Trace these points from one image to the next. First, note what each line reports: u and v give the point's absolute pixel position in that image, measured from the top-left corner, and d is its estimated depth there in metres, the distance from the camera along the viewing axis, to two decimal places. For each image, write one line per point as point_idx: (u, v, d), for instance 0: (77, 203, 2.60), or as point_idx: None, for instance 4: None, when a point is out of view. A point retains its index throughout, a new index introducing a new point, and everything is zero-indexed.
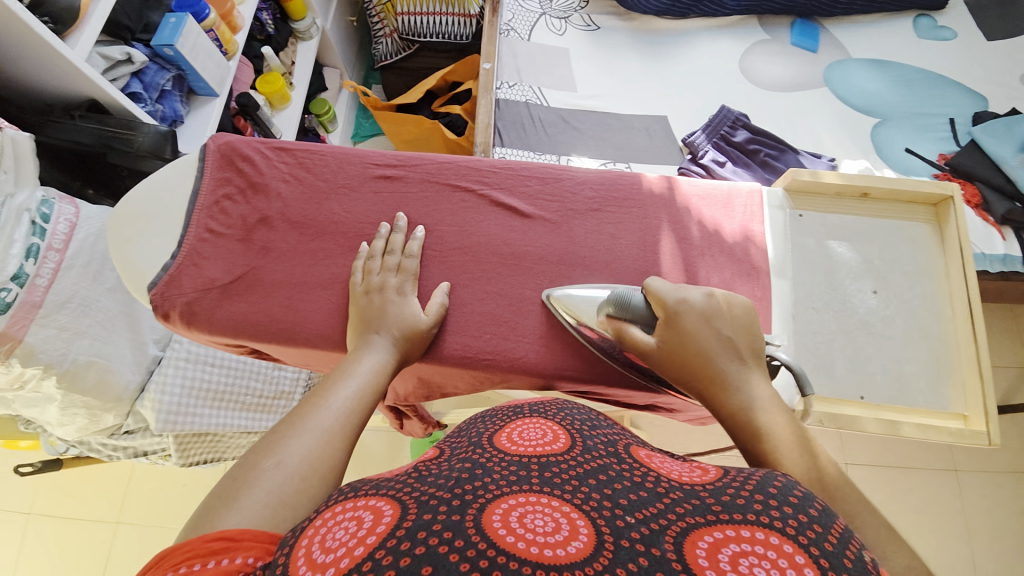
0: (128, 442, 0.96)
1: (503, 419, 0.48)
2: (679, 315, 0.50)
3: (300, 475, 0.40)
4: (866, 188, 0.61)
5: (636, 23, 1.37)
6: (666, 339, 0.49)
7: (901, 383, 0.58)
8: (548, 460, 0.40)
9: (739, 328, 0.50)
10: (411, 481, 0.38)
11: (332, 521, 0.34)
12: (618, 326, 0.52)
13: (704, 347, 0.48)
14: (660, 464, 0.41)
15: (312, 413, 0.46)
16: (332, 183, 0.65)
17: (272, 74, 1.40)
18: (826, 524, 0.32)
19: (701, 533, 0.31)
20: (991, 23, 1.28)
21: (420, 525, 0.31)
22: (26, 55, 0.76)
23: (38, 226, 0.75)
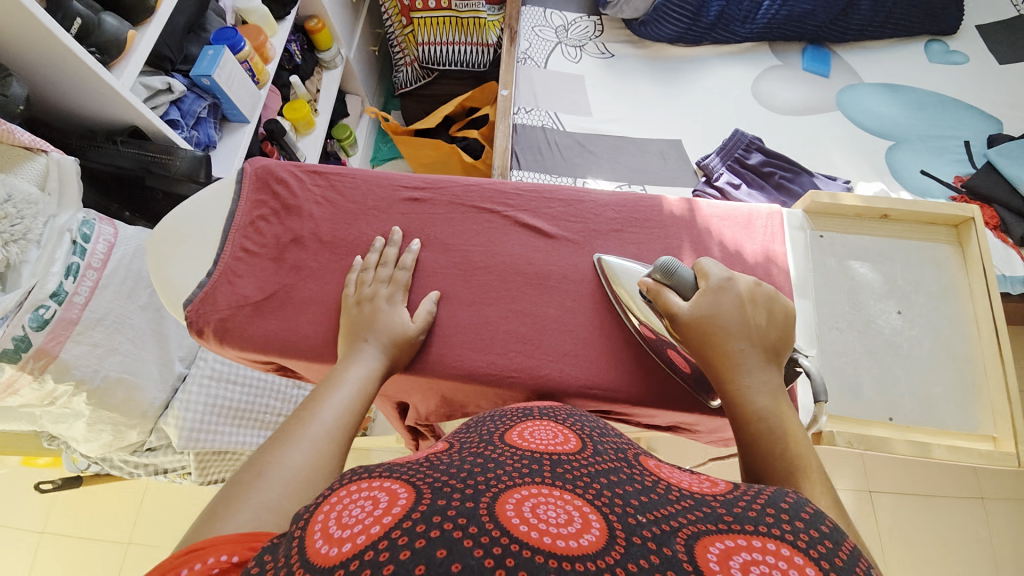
0: (150, 459, 0.97)
1: (513, 419, 0.49)
2: (719, 294, 0.51)
3: (285, 480, 0.42)
4: (886, 210, 0.62)
5: (649, 50, 1.41)
6: (704, 314, 0.51)
7: (929, 404, 0.57)
8: (560, 458, 0.40)
9: (773, 327, 0.51)
10: (423, 465, 0.37)
11: (347, 499, 0.33)
12: (657, 289, 0.54)
13: (730, 332, 0.50)
14: (668, 475, 0.41)
15: (301, 425, 0.48)
16: (363, 204, 0.68)
17: (298, 101, 1.46)
18: (836, 539, 0.32)
19: (711, 539, 0.31)
20: (1003, 48, 1.30)
21: (437, 510, 0.30)
22: (75, 85, 0.81)
23: (78, 246, 0.77)
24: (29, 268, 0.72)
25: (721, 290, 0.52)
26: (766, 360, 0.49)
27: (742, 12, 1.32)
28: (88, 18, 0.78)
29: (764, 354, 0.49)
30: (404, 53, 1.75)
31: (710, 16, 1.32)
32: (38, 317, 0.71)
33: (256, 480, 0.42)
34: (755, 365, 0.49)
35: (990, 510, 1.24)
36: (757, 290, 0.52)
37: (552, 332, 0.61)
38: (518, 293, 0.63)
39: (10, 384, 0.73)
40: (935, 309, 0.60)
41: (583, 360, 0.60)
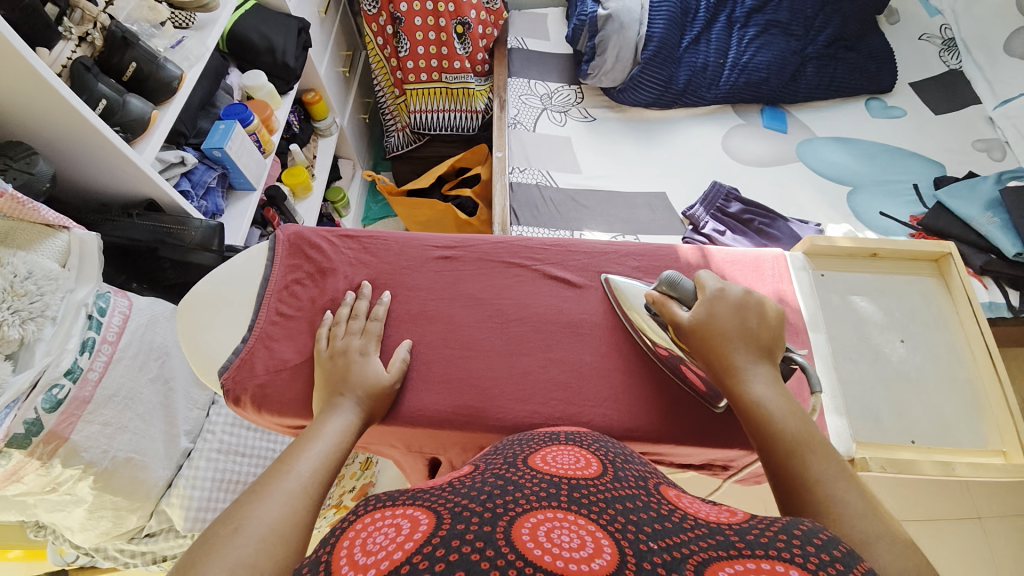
0: (149, 546, 0.90)
1: (540, 441, 0.53)
2: (717, 301, 0.57)
3: (262, 536, 0.44)
4: (875, 249, 0.69)
5: (627, 113, 1.54)
6: (703, 320, 0.56)
7: (944, 425, 0.62)
8: (577, 483, 0.44)
9: (765, 327, 0.56)
10: (446, 493, 0.41)
11: (371, 527, 0.37)
12: (662, 302, 0.60)
13: (729, 337, 0.55)
14: (688, 505, 0.44)
15: (278, 479, 0.49)
16: (396, 264, 0.71)
17: (297, 167, 1.51)
18: (846, 563, 0.34)
19: (720, 564, 0.34)
20: (934, 102, 1.48)
21: (455, 534, 0.34)
22: (97, 162, 0.83)
23: (94, 320, 0.75)
24: (43, 345, 0.69)
25: (717, 297, 0.58)
26: (761, 360, 0.54)
27: (707, 80, 1.48)
28: (113, 99, 0.81)
29: (758, 355, 0.55)
30: (395, 120, 1.84)
31: (679, 84, 1.48)
32: (50, 398, 0.69)
33: (233, 534, 0.43)
34: (754, 366, 0.54)
35: (988, 529, 1.27)
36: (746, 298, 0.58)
37: (590, 378, 0.63)
38: (553, 343, 0.65)
39: (14, 472, 0.69)
40: (930, 337, 0.67)
41: (623, 404, 0.62)
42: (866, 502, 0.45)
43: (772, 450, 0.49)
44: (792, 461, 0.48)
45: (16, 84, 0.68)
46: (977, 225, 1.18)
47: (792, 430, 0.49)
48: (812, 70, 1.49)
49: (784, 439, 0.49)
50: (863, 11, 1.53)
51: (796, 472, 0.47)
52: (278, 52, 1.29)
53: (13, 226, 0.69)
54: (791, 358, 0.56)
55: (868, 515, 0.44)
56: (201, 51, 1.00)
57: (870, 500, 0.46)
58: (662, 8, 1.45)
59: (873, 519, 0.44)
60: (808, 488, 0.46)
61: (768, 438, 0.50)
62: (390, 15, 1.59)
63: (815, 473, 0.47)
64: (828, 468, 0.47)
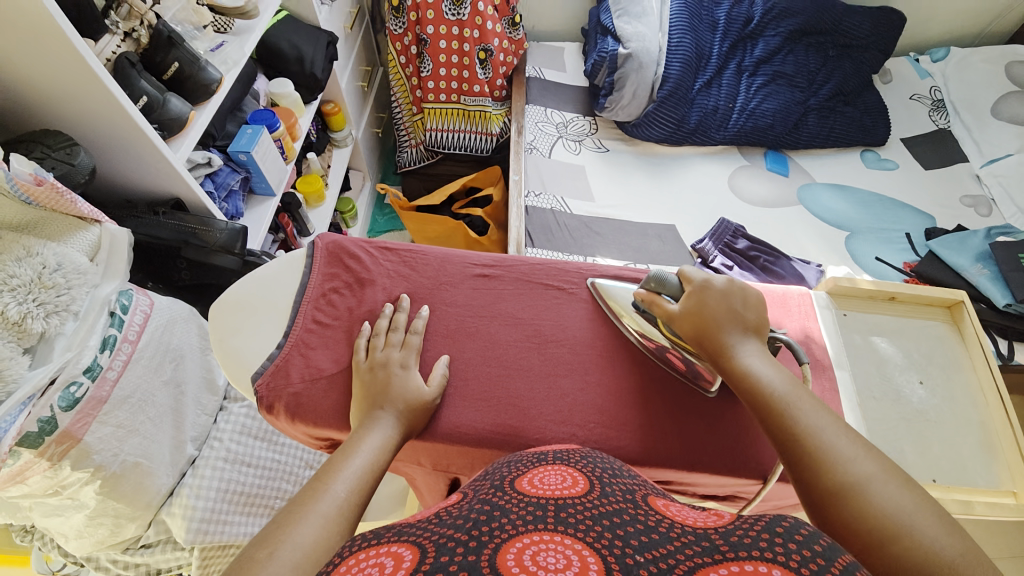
0: (143, 558, 0.89)
1: (528, 463, 0.53)
2: (703, 289, 0.62)
3: (295, 562, 0.43)
4: (894, 293, 0.77)
5: (639, 147, 1.60)
6: (690, 306, 0.62)
7: (964, 467, 0.69)
8: (565, 502, 0.44)
9: (752, 311, 0.61)
10: (431, 527, 0.41)
11: (356, 567, 0.36)
12: (652, 298, 0.65)
13: (715, 318, 0.60)
14: (677, 512, 0.45)
15: (314, 499, 0.49)
16: (434, 280, 0.72)
17: (311, 176, 1.51)
18: (828, 556, 0.34)
19: (709, 570, 0.34)
20: (926, 157, 1.58)
21: (438, 565, 0.34)
22: (130, 158, 0.83)
23: (117, 317, 0.74)
24: (64, 340, 0.68)
25: (702, 286, 0.62)
26: (749, 337, 0.59)
27: (716, 121, 1.56)
28: (154, 97, 0.81)
29: (746, 332, 0.60)
30: (410, 136, 1.85)
31: (691, 123, 1.54)
32: (68, 397, 0.67)
33: (269, 558, 0.43)
34: (742, 342, 0.59)
35: None
36: (731, 284, 0.63)
37: (627, 404, 0.64)
38: (590, 366, 0.66)
39: (19, 473, 0.67)
40: (946, 377, 0.74)
41: (661, 429, 0.63)
42: (858, 445, 0.49)
43: (764, 412, 0.53)
44: (784, 421, 0.52)
45: (67, 75, 0.70)
46: (968, 276, 1.26)
47: (781, 391, 0.54)
48: (813, 120, 1.57)
49: (774, 400, 0.53)
50: (861, 70, 1.64)
51: (788, 430, 0.51)
52: (307, 62, 1.30)
53: (46, 216, 0.69)
54: (776, 336, 0.62)
55: (861, 459, 0.48)
56: (239, 56, 1.00)
57: (862, 441, 0.50)
58: (679, 50, 1.52)
59: (866, 463, 0.48)
60: (801, 445, 0.50)
61: (759, 402, 0.54)
62: (415, 35, 1.62)
63: (806, 427, 0.51)
64: (817, 420, 0.51)
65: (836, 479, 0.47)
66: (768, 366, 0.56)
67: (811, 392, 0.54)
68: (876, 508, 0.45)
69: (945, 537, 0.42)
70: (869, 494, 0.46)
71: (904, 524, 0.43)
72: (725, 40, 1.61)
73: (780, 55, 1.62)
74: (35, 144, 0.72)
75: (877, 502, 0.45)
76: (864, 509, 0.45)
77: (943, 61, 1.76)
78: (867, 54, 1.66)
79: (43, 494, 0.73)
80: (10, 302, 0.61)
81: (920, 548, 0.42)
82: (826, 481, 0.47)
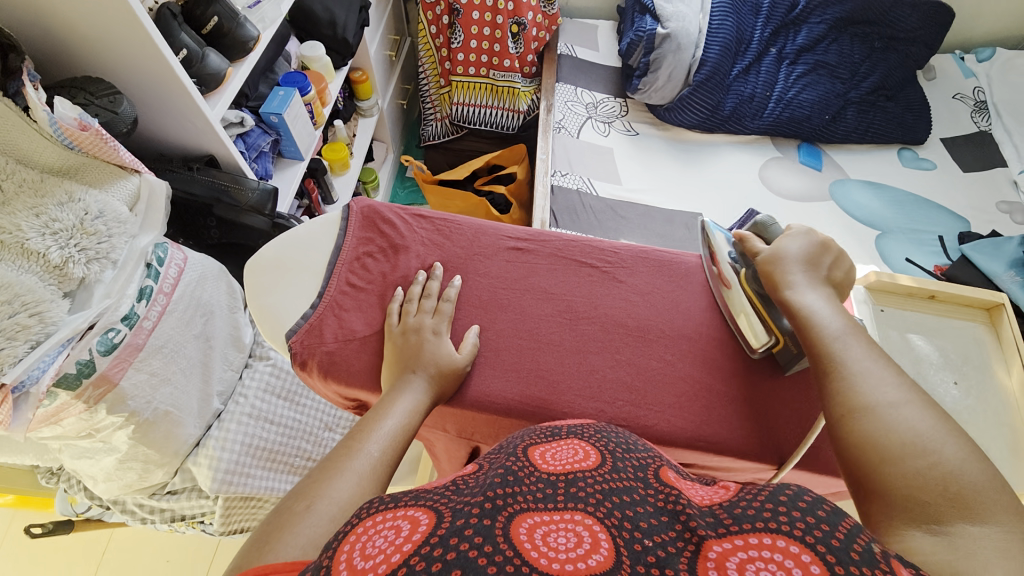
0: (169, 504, 0.93)
1: (540, 435, 0.50)
2: (802, 241, 0.63)
3: (331, 516, 0.44)
4: (933, 291, 0.78)
5: (669, 132, 1.57)
6: (773, 249, 0.63)
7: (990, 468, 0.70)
8: (577, 475, 0.42)
9: (840, 271, 0.63)
10: (447, 493, 0.40)
11: (372, 531, 0.35)
12: (750, 245, 0.66)
13: (803, 266, 0.61)
14: (686, 488, 0.43)
15: (347, 458, 0.50)
16: (468, 250, 0.72)
17: (338, 144, 1.50)
18: (831, 521, 0.34)
19: (709, 545, 0.35)
20: (966, 158, 1.52)
21: (454, 530, 0.33)
22: (167, 110, 0.83)
23: (153, 269, 0.75)
24: (102, 288, 0.69)
25: (798, 236, 0.64)
26: (826, 288, 0.60)
27: (752, 110, 1.51)
28: (193, 51, 0.80)
29: (823, 283, 0.60)
30: (436, 110, 1.82)
31: (726, 110, 1.51)
32: (106, 342, 0.68)
33: (307, 510, 0.44)
34: (823, 288, 0.59)
35: None
36: (827, 242, 0.64)
37: (657, 383, 0.64)
38: (620, 343, 0.66)
39: (56, 413, 0.69)
40: (981, 380, 0.75)
41: (690, 411, 0.63)
42: (895, 380, 0.50)
43: (811, 345, 0.55)
44: (823, 352, 0.53)
45: (114, 23, 0.70)
46: (1000, 282, 1.21)
47: (830, 327, 0.55)
48: (852, 113, 1.52)
49: (820, 333, 0.55)
50: (907, 64, 1.59)
51: (826, 360, 0.53)
52: (340, 26, 1.28)
53: (87, 161, 0.69)
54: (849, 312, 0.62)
55: (898, 391, 0.48)
56: (276, 15, 0.98)
57: (900, 378, 0.50)
58: (718, 34, 1.48)
59: (898, 394, 0.48)
60: (834, 373, 0.52)
61: (807, 336, 0.55)
62: (448, 5, 1.59)
63: (845, 359, 0.52)
64: (858, 355, 0.52)
65: (860, 401, 0.48)
66: (830, 307, 0.56)
67: (867, 335, 0.54)
68: (898, 428, 0.45)
69: (969, 462, 0.41)
70: (892, 417, 0.46)
71: (925, 444, 0.43)
72: (768, 25, 1.56)
73: (823, 44, 1.57)
74: (77, 90, 0.72)
75: (902, 423, 0.45)
76: (883, 428, 0.45)
77: (989, 61, 1.70)
78: (914, 48, 1.60)
79: (76, 436, 0.75)
80: (51, 246, 0.62)
81: (938, 464, 0.41)
82: (849, 406, 0.49)
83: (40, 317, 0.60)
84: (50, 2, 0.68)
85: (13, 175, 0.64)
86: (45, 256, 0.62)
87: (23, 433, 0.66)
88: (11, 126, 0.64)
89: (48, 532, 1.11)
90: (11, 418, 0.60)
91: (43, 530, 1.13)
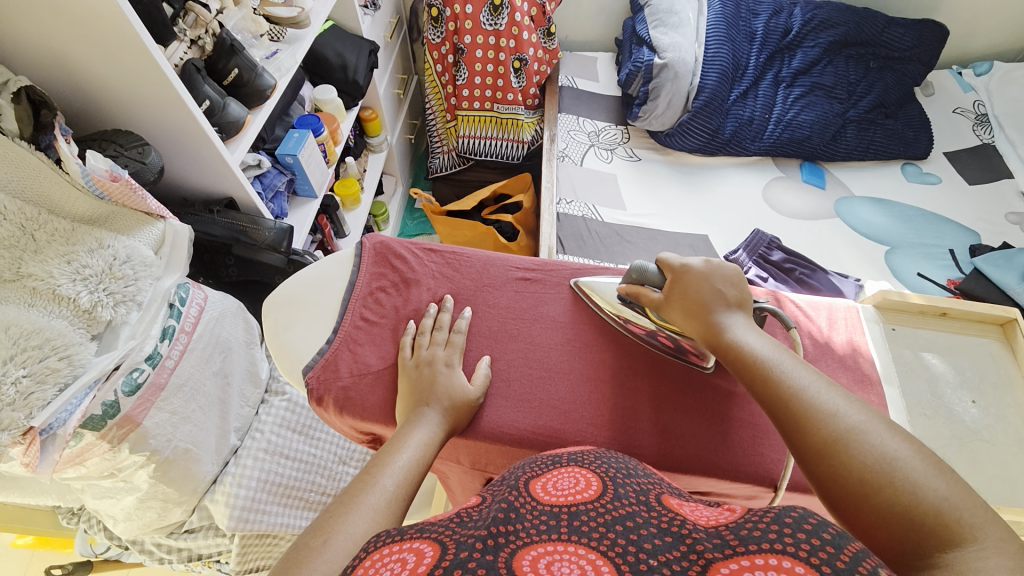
0: (186, 542, 0.93)
1: (542, 466, 0.51)
2: (681, 273, 0.63)
3: (347, 552, 0.43)
4: (944, 308, 0.78)
5: (672, 157, 1.60)
6: (674, 291, 0.63)
7: (1016, 487, 0.69)
8: (577, 510, 0.42)
9: (733, 288, 0.61)
10: (454, 526, 0.40)
11: (380, 564, 0.36)
12: (635, 289, 0.66)
13: (699, 298, 0.60)
14: (689, 512, 0.43)
15: (362, 492, 0.50)
16: (477, 282, 0.74)
17: (348, 179, 1.54)
18: (837, 545, 0.33)
19: (718, 566, 0.34)
20: (971, 171, 1.52)
21: (458, 562, 0.34)
22: (190, 157, 0.87)
23: (175, 309, 0.78)
24: (128, 329, 0.72)
25: (683, 269, 0.63)
26: (733, 312, 0.59)
27: (752, 132, 1.54)
28: (215, 101, 0.85)
29: (729, 308, 0.59)
30: (443, 143, 1.88)
31: (726, 134, 1.54)
32: (130, 382, 0.70)
33: (323, 546, 0.43)
34: (724, 317, 0.58)
35: None
36: (710, 265, 0.63)
37: (664, 410, 0.64)
38: (629, 369, 0.67)
39: (81, 453, 0.71)
40: (999, 398, 0.75)
41: (704, 439, 0.63)
42: (843, 397, 0.48)
43: (751, 379, 0.53)
44: (769, 387, 0.51)
45: (143, 80, 0.75)
46: (1014, 294, 1.18)
47: (764, 355, 0.53)
48: (853, 132, 1.54)
49: (755, 366, 0.53)
50: (904, 82, 1.61)
51: (773, 392, 0.50)
52: (350, 70, 1.34)
53: (116, 210, 0.73)
54: (759, 308, 0.63)
55: (847, 409, 0.47)
56: (292, 64, 1.05)
57: (843, 391, 0.49)
58: (715, 61, 1.52)
59: (853, 415, 0.46)
60: (787, 406, 0.49)
61: (746, 370, 0.53)
62: (452, 46, 1.66)
63: (791, 388, 0.50)
64: (801, 378, 0.50)
65: (822, 434, 0.46)
66: (755, 336, 0.56)
67: (797, 356, 0.54)
68: (866, 455, 0.43)
69: (931, 480, 0.41)
70: (857, 446, 0.44)
71: (890, 471, 0.42)
72: (763, 51, 1.60)
73: (818, 66, 1.61)
74: (108, 143, 0.77)
75: (863, 451, 0.43)
76: (849, 462, 0.43)
77: (987, 75, 1.72)
78: (910, 66, 1.63)
79: (99, 475, 0.77)
80: (81, 291, 0.66)
81: (909, 493, 0.40)
82: (812, 441, 0.46)
83: (68, 360, 0.63)
84: (84, 64, 0.73)
85: (45, 225, 0.67)
86: (76, 301, 0.66)
87: (49, 474, 0.68)
88: (47, 180, 0.68)
89: (69, 573, 1.11)
90: (38, 460, 0.62)
91: (63, 572, 1.12)
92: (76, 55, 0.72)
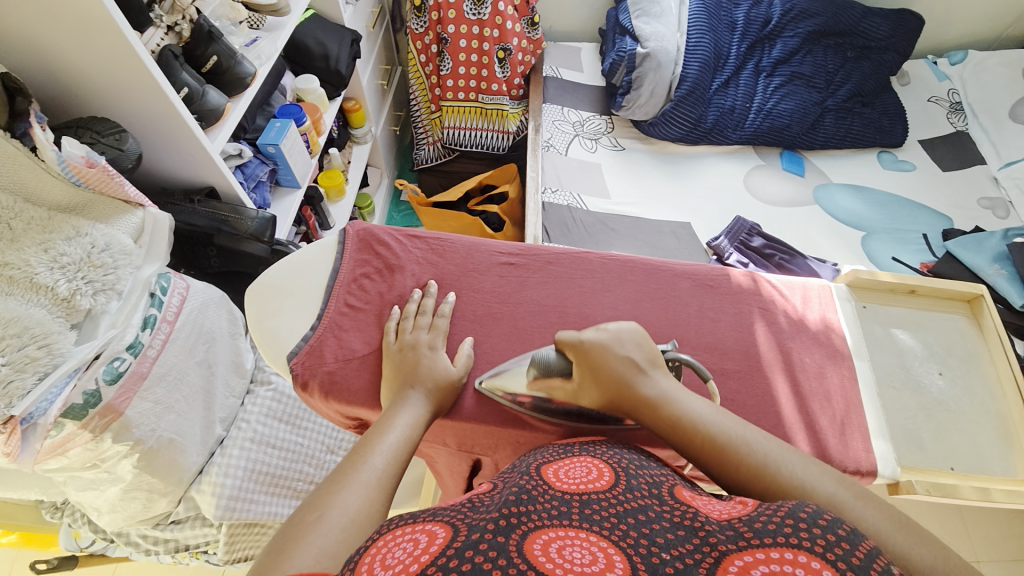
0: (172, 533, 0.93)
1: (554, 455, 0.52)
2: (585, 353, 0.59)
3: (341, 526, 0.44)
4: (913, 286, 0.80)
5: (655, 146, 1.61)
6: (588, 380, 0.58)
7: (982, 454, 0.72)
8: (589, 498, 0.43)
9: (637, 351, 0.59)
10: (467, 510, 0.41)
11: (392, 542, 0.37)
12: (545, 383, 0.61)
13: (619, 385, 0.56)
14: (701, 504, 0.44)
15: (353, 471, 0.50)
16: (462, 267, 0.75)
17: (332, 171, 1.52)
18: (853, 541, 0.34)
19: (731, 558, 0.35)
20: (944, 158, 1.57)
21: (470, 544, 0.35)
22: (169, 145, 0.86)
23: (157, 298, 0.77)
24: (108, 318, 0.72)
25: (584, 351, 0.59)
26: (652, 379, 0.57)
27: (733, 121, 1.56)
28: (195, 89, 0.84)
29: (647, 377, 0.57)
30: (428, 134, 1.87)
31: (708, 123, 1.56)
32: (112, 371, 0.70)
33: (317, 520, 0.44)
34: (651, 388, 0.56)
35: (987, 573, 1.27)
36: (607, 338, 0.59)
37: None
38: None
39: (62, 444, 0.70)
40: (967, 370, 0.78)
41: None
42: (788, 455, 0.50)
43: (712, 460, 0.51)
44: (728, 469, 0.50)
45: (118, 65, 0.73)
46: (985, 276, 1.23)
47: (705, 426, 0.53)
48: (831, 120, 1.57)
49: (709, 441, 0.52)
50: (880, 71, 1.65)
51: (735, 470, 0.49)
52: (332, 59, 1.33)
53: (95, 198, 0.72)
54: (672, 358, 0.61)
55: (796, 467, 0.48)
56: (272, 52, 1.03)
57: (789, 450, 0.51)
58: (697, 51, 1.54)
59: (800, 472, 0.48)
60: (748, 476, 0.48)
61: (704, 453, 0.52)
62: (436, 35, 1.65)
63: (746, 456, 0.49)
64: (748, 442, 0.51)
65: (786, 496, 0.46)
66: (688, 404, 0.54)
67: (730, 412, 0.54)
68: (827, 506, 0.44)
69: (888, 527, 0.42)
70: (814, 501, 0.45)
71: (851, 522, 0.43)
72: (744, 41, 1.62)
73: (797, 56, 1.63)
74: (84, 130, 0.76)
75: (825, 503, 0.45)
76: None
77: (962, 64, 1.75)
78: (886, 56, 1.66)
79: (82, 467, 0.76)
80: (60, 279, 0.65)
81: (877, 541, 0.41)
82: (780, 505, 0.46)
83: (48, 349, 0.63)
84: (57, 50, 0.72)
85: (21, 214, 0.66)
86: (53, 290, 0.65)
87: (29, 465, 0.67)
88: (20, 167, 0.66)
89: (53, 568, 1.10)
90: (19, 450, 0.62)
91: (49, 566, 1.11)
92: (48, 41, 0.71)
